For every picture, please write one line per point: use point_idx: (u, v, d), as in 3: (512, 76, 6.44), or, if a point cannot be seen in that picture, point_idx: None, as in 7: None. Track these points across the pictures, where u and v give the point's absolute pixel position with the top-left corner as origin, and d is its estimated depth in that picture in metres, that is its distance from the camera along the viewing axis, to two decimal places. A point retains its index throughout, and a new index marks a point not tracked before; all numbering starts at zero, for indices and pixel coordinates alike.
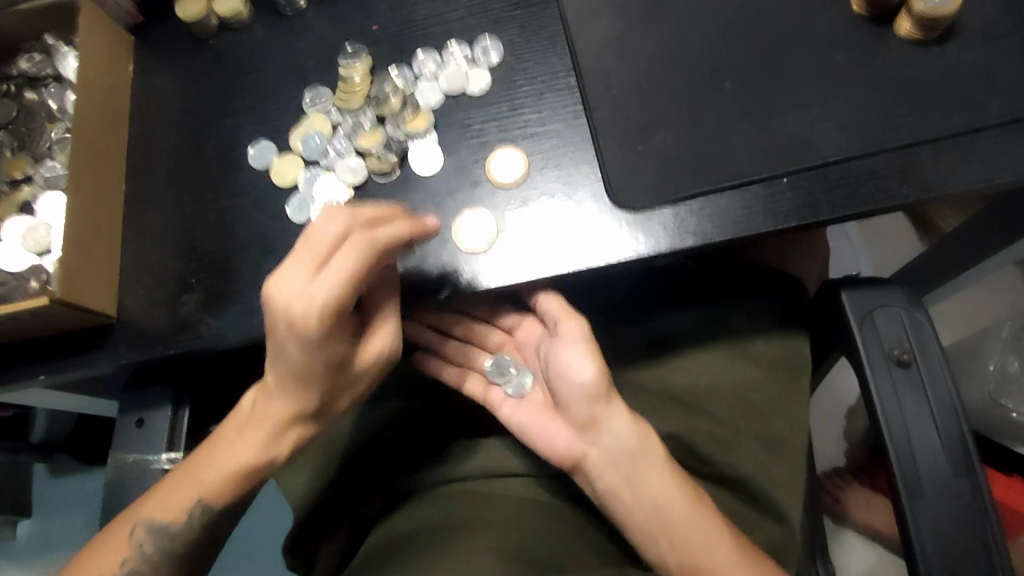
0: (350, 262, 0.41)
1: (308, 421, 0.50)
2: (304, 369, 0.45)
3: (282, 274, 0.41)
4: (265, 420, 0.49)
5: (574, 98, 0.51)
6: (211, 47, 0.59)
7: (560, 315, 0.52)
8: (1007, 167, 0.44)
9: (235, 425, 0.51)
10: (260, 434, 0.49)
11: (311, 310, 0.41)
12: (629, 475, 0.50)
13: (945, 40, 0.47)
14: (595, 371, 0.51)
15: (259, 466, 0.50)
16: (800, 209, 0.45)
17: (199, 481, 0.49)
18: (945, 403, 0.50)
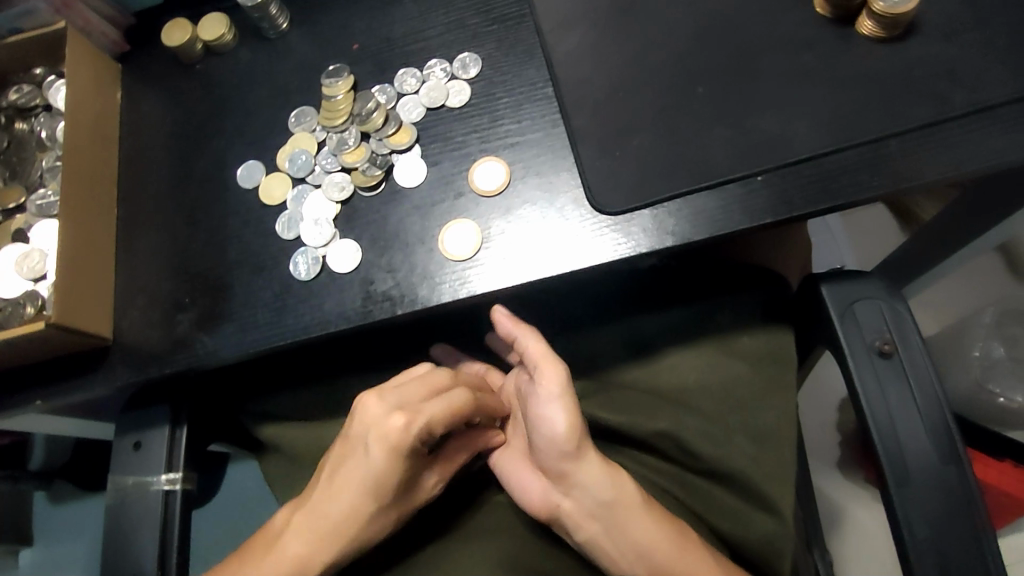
0: (449, 403, 0.53)
1: (339, 553, 0.52)
2: (369, 500, 0.52)
3: (377, 402, 0.53)
4: (298, 538, 0.52)
5: (552, 108, 0.53)
6: (197, 72, 0.60)
7: (542, 361, 0.54)
8: (973, 156, 0.46)
9: (272, 545, 0.53)
10: (289, 554, 0.52)
11: (407, 428, 0.51)
12: (608, 525, 0.52)
13: (905, 36, 0.49)
14: (567, 422, 0.52)
15: None
16: (776, 205, 0.47)
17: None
18: (928, 393, 0.51)
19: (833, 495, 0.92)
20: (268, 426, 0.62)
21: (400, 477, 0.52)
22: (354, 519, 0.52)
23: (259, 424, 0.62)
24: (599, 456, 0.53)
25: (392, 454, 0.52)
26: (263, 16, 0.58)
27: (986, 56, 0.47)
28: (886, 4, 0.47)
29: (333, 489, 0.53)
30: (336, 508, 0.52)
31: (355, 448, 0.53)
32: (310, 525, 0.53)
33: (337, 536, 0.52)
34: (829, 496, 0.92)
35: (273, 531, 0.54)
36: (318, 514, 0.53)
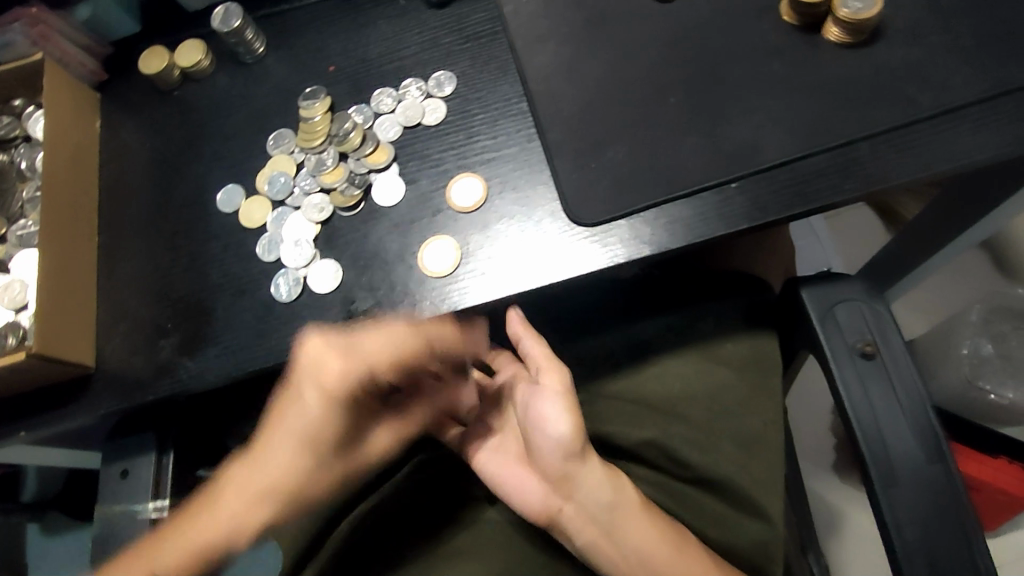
0: (398, 343, 0.47)
1: (285, 503, 0.53)
2: (307, 451, 0.52)
3: (320, 340, 0.48)
4: (240, 495, 0.53)
5: (527, 122, 0.53)
6: (174, 98, 0.61)
7: (545, 362, 0.54)
8: (943, 156, 0.46)
9: (211, 505, 0.52)
10: (235, 500, 0.52)
11: (345, 370, 0.47)
12: (608, 529, 0.52)
13: (872, 41, 0.49)
14: (570, 424, 0.53)
15: (217, 549, 0.51)
16: (751, 211, 0.47)
17: (157, 551, 0.50)
18: (911, 393, 0.52)
19: (829, 498, 0.92)
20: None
21: (342, 422, 0.52)
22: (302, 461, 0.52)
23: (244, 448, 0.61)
24: (600, 460, 0.53)
25: (336, 388, 0.48)
26: (239, 42, 0.59)
27: (953, 58, 0.48)
28: (848, 11, 0.48)
29: (268, 441, 0.53)
30: (280, 451, 0.53)
31: (293, 399, 0.51)
32: (257, 470, 0.53)
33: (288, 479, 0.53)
34: (825, 499, 0.92)
35: (216, 491, 0.53)
36: (261, 465, 0.53)
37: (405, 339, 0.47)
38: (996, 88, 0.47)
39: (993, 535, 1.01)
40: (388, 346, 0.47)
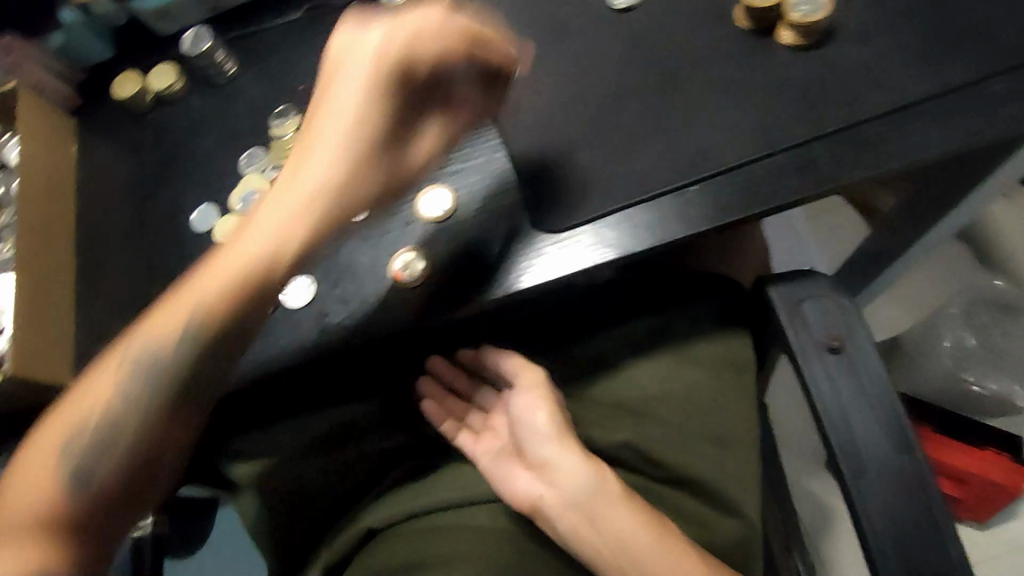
0: (387, 39, 0.45)
1: (269, 262, 0.44)
2: (333, 194, 0.45)
3: (330, 80, 0.47)
4: (208, 289, 0.43)
5: (492, 131, 0.54)
6: (148, 120, 0.62)
7: (519, 367, 0.60)
8: (895, 152, 0.47)
9: (172, 309, 0.44)
10: (208, 286, 0.44)
11: (349, 90, 0.46)
12: (587, 512, 0.53)
13: (823, 43, 0.51)
14: (547, 413, 0.58)
15: (173, 331, 0.43)
16: (711, 212, 0.48)
17: (113, 374, 0.43)
18: (877, 384, 0.53)
19: (819, 495, 0.92)
20: (238, 465, 0.62)
21: (368, 155, 0.46)
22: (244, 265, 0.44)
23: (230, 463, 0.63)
24: (577, 446, 0.56)
25: (312, 196, 0.45)
26: (209, 63, 0.60)
27: (903, 57, 0.49)
28: (799, 14, 0.50)
29: (251, 219, 0.46)
30: (247, 246, 0.44)
31: (286, 173, 0.47)
32: (222, 263, 0.44)
33: (231, 267, 0.44)
34: (814, 496, 0.92)
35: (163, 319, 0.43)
36: (234, 245, 0.45)
37: (382, 86, 0.45)
38: (946, 85, 0.48)
39: (986, 527, 1.01)
40: (370, 88, 0.45)
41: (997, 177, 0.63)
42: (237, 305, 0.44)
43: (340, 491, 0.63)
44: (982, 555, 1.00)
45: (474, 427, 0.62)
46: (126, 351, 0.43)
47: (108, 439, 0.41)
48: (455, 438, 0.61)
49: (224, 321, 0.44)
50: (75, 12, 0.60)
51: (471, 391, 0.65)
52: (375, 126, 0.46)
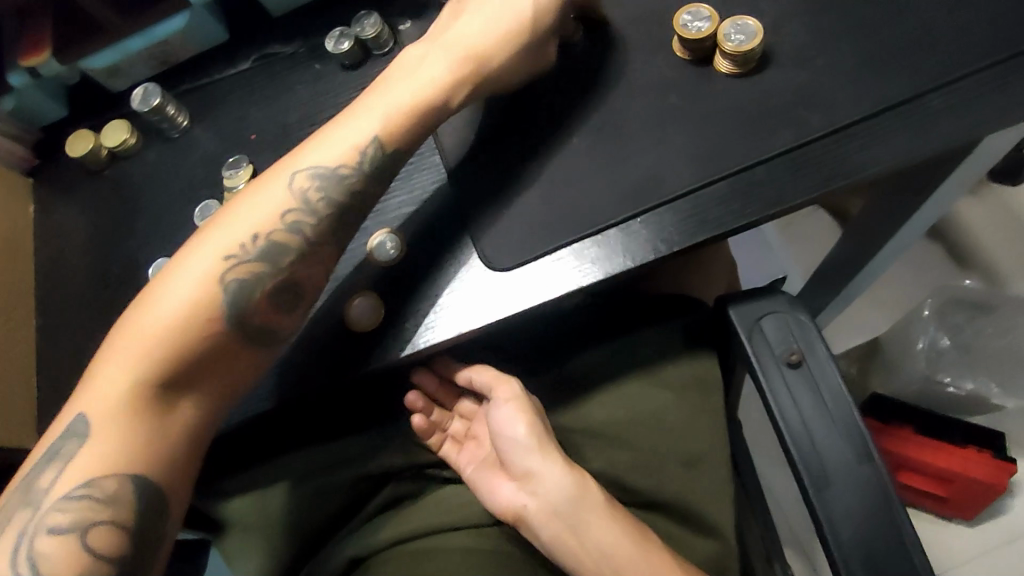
0: (516, 17, 0.53)
1: (299, 205, 0.50)
2: (438, 92, 0.52)
3: (451, 16, 0.55)
4: (227, 235, 0.48)
5: (440, 175, 0.56)
6: (104, 176, 0.62)
7: (494, 380, 0.60)
8: (836, 172, 0.48)
9: (193, 258, 0.48)
10: (222, 233, 0.48)
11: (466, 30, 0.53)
12: (572, 524, 0.54)
13: (760, 69, 0.52)
14: (527, 425, 0.57)
15: (210, 271, 0.47)
16: (656, 242, 0.49)
17: (150, 312, 0.46)
18: (837, 398, 0.53)
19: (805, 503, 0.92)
20: (234, 500, 0.61)
21: (476, 60, 0.53)
22: (375, 137, 0.51)
23: (223, 500, 0.61)
24: (561, 456, 0.56)
25: (428, 90, 0.52)
26: (162, 118, 0.60)
27: (839, 79, 0.50)
28: (733, 44, 0.50)
29: (271, 175, 0.51)
30: (371, 109, 0.52)
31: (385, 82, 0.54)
32: (239, 210, 0.49)
33: (359, 137, 0.51)
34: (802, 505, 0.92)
35: (182, 267, 0.48)
36: (244, 201, 0.50)
37: (528, 32, 0.53)
38: (882, 103, 0.49)
39: (975, 523, 1.01)
40: (497, 37, 0.53)
41: (950, 185, 0.64)
42: (255, 245, 0.48)
43: (322, 520, 0.61)
44: (973, 552, 1.00)
45: (456, 436, 0.63)
46: (166, 284, 0.47)
47: (214, 334, 0.47)
48: (440, 449, 0.62)
49: (245, 262, 0.48)
50: (24, 75, 0.60)
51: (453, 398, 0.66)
52: (481, 53, 0.53)
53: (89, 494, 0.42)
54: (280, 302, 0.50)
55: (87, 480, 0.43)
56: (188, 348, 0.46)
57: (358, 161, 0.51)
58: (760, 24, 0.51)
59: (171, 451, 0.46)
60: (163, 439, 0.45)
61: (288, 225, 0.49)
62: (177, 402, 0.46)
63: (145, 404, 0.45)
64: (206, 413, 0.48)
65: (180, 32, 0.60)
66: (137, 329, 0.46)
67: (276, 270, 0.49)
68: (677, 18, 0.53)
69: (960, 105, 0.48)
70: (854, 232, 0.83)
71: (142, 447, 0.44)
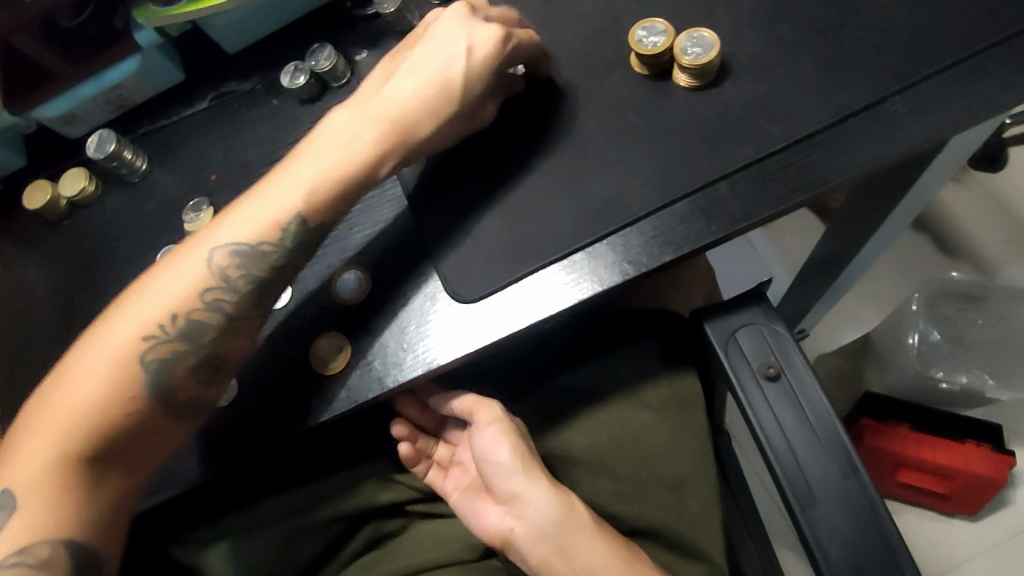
0: (440, 84, 0.51)
1: (216, 280, 0.50)
2: (358, 166, 0.51)
3: (379, 80, 0.54)
4: (140, 311, 0.49)
5: (402, 208, 0.55)
6: (66, 227, 0.61)
7: (474, 405, 0.59)
8: (801, 183, 0.47)
9: (108, 332, 0.49)
10: (134, 309, 0.50)
11: (389, 98, 0.52)
12: (559, 546, 0.52)
13: (719, 81, 0.51)
14: (510, 448, 0.56)
15: (127, 348, 0.49)
16: (621, 265, 0.48)
17: (71, 387, 0.48)
18: (819, 409, 0.52)
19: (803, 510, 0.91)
20: (211, 548, 0.58)
21: (397, 129, 0.51)
22: (296, 212, 0.51)
23: (203, 548, 0.58)
24: (547, 478, 0.55)
25: (350, 160, 0.51)
26: (120, 163, 0.59)
27: (799, 87, 0.49)
28: (690, 58, 0.49)
29: (186, 248, 0.52)
30: (291, 180, 0.51)
31: (306, 153, 0.53)
32: (154, 286, 0.50)
33: (279, 211, 0.51)
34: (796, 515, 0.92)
35: (98, 342, 0.49)
36: (159, 275, 0.51)
37: (455, 100, 0.52)
38: (843, 110, 0.48)
39: (978, 518, 1.00)
40: (425, 97, 0.52)
41: (924, 183, 0.63)
42: (169, 322, 0.49)
43: (304, 561, 0.59)
44: (975, 548, 0.99)
45: (442, 462, 0.63)
46: (86, 360, 0.49)
47: (137, 409, 0.49)
48: (425, 476, 0.62)
49: (159, 339, 0.49)
50: None
51: (436, 426, 0.66)
52: (402, 123, 0.51)
53: (22, 561, 0.45)
54: (203, 374, 0.51)
55: (19, 549, 0.45)
56: (108, 422, 0.48)
57: (277, 238, 0.51)
58: (716, 35, 0.50)
59: (100, 519, 0.48)
60: (89, 510, 0.48)
61: (207, 303, 0.50)
62: (103, 475, 0.48)
63: (68, 478, 0.47)
64: (134, 481, 0.50)
65: (134, 74, 0.59)
66: (58, 404, 0.48)
67: (196, 345, 0.50)
68: (632, 34, 0.52)
69: (925, 108, 0.47)
70: (834, 233, 0.82)
71: (72, 517, 0.47)
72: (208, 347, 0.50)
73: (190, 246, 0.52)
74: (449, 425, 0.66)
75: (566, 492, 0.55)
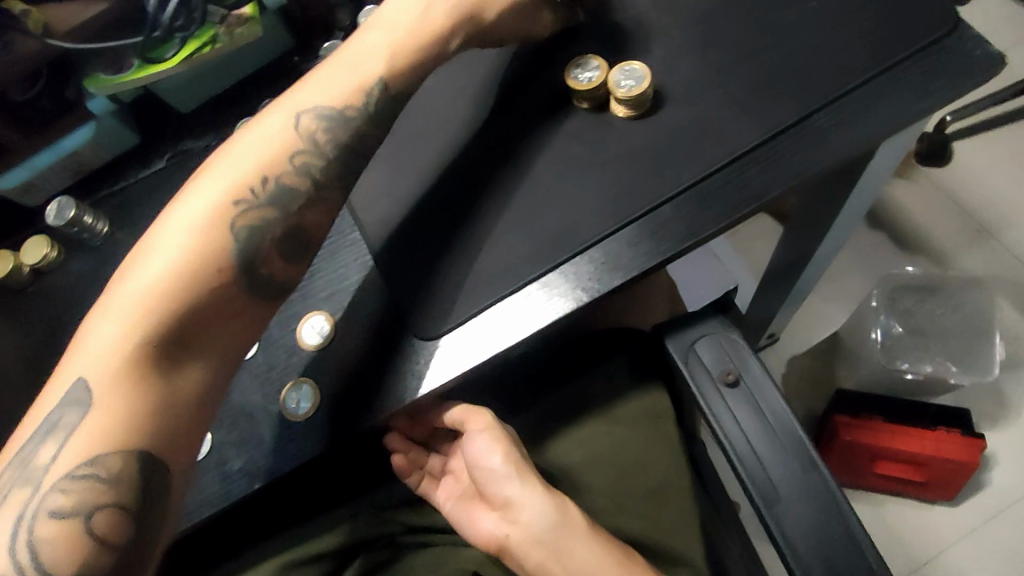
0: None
1: (302, 145, 0.51)
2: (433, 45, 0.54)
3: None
4: (225, 177, 0.49)
5: (361, 251, 0.57)
6: (31, 293, 0.62)
7: (466, 413, 0.59)
8: (739, 200, 0.49)
9: (192, 196, 0.48)
10: (217, 173, 0.49)
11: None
12: (555, 550, 0.53)
13: (653, 110, 0.53)
14: (502, 456, 0.56)
15: (218, 215, 0.47)
16: (576, 293, 0.50)
17: (153, 256, 0.46)
18: (777, 411, 0.54)
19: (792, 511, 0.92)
20: None
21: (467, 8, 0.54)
22: (379, 78, 0.53)
23: None
24: (541, 483, 0.55)
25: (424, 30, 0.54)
26: (81, 228, 0.60)
27: (730, 108, 0.51)
28: (625, 90, 0.52)
29: (265, 114, 0.52)
30: (370, 46, 0.53)
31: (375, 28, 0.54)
32: (238, 152, 0.50)
33: (363, 77, 0.53)
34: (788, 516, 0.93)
35: (180, 210, 0.48)
36: (245, 137, 0.50)
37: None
38: (771, 128, 0.50)
39: (958, 502, 1.02)
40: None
41: (865, 184, 0.66)
42: (257, 182, 0.49)
43: None
44: (956, 533, 1.01)
45: (434, 473, 0.63)
46: (166, 225, 0.47)
47: (220, 288, 0.47)
48: (419, 486, 0.62)
49: (250, 206, 0.48)
50: None
51: (426, 435, 0.66)
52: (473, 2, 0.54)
53: (92, 474, 0.42)
54: (287, 249, 0.51)
55: (91, 458, 0.42)
56: (192, 296, 0.46)
57: (360, 104, 0.52)
58: (646, 67, 0.53)
59: (179, 424, 0.46)
60: (171, 402, 0.45)
61: (295, 167, 0.50)
62: (186, 362, 0.47)
63: (151, 363, 0.45)
64: (212, 376, 0.48)
65: (90, 141, 0.61)
66: (136, 281, 0.46)
67: (284, 214, 0.50)
68: (567, 72, 0.55)
69: (850, 119, 0.50)
70: (792, 235, 0.84)
71: (147, 418, 0.44)
72: (293, 211, 0.50)
73: (270, 110, 0.52)
74: (441, 435, 0.66)
75: (559, 495, 0.55)
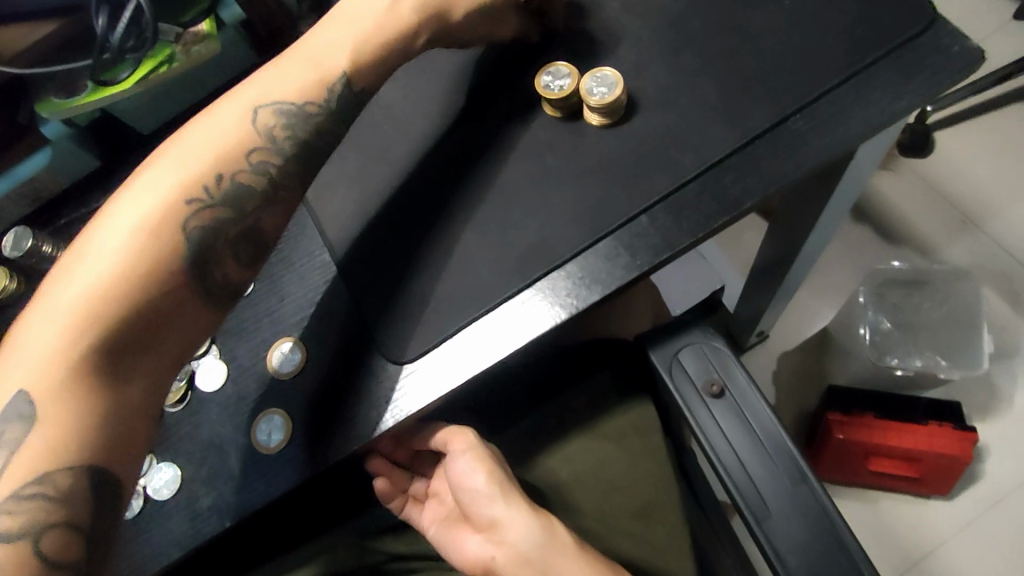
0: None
1: (254, 142, 0.48)
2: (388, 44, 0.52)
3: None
4: (174, 174, 0.46)
5: (331, 274, 0.55)
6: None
7: (449, 434, 0.57)
8: (716, 209, 0.48)
9: (136, 195, 0.45)
10: (164, 170, 0.46)
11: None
12: (541, 569, 0.49)
13: (626, 118, 0.52)
14: (486, 476, 0.54)
15: (163, 217, 0.45)
16: (552, 311, 0.48)
17: (95, 257, 0.43)
18: (764, 423, 0.52)
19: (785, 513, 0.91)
20: None
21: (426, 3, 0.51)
22: (342, 72, 0.51)
23: None
24: (525, 503, 0.53)
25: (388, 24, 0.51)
26: (39, 258, 0.58)
27: (705, 114, 0.50)
28: (597, 98, 0.50)
29: (216, 110, 0.49)
30: (333, 40, 0.51)
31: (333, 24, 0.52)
32: (188, 149, 0.47)
33: (325, 72, 0.51)
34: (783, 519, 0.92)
35: (124, 208, 0.45)
36: (193, 135, 0.48)
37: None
38: (748, 134, 0.49)
39: (954, 496, 1.01)
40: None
41: (848, 182, 0.64)
42: (208, 181, 0.46)
43: None
44: (950, 529, 1.00)
45: (418, 496, 0.62)
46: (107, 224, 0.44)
47: (168, 291, 0.44)
48: (405, 510, 0.61)
49: (197, 207, 0.46)
50: None
51: (409, 459, 0.65)
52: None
53: (41, 492, 0.40)
54: (241, 254, 0.49)
55: (36, 476, 0.40)
56: (137, 301, 0.43)
57: (323, 99, 0.50)
58: (617, 73, 0.51)
59: (123, 432, 0.43)
60: (116, 415, 0.43)
61: (250, 165, 0.48)
62: (132, 374, 0.44)
63: (94, 374, 0.42)
64: (159, 386, 0.45)
65: (46, 167, 0.59)
66: (76, 284, 0.42)
67: (237, 216, 0.48)
68: (537, 80, 0.53)
69: (828, 121, 0.48)
70: (776, 234, 0.83)
71: (93, 431, 0.42)
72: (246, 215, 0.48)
73: (222, 104, 0.49)
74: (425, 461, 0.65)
75: (542, 512, 0.53)
